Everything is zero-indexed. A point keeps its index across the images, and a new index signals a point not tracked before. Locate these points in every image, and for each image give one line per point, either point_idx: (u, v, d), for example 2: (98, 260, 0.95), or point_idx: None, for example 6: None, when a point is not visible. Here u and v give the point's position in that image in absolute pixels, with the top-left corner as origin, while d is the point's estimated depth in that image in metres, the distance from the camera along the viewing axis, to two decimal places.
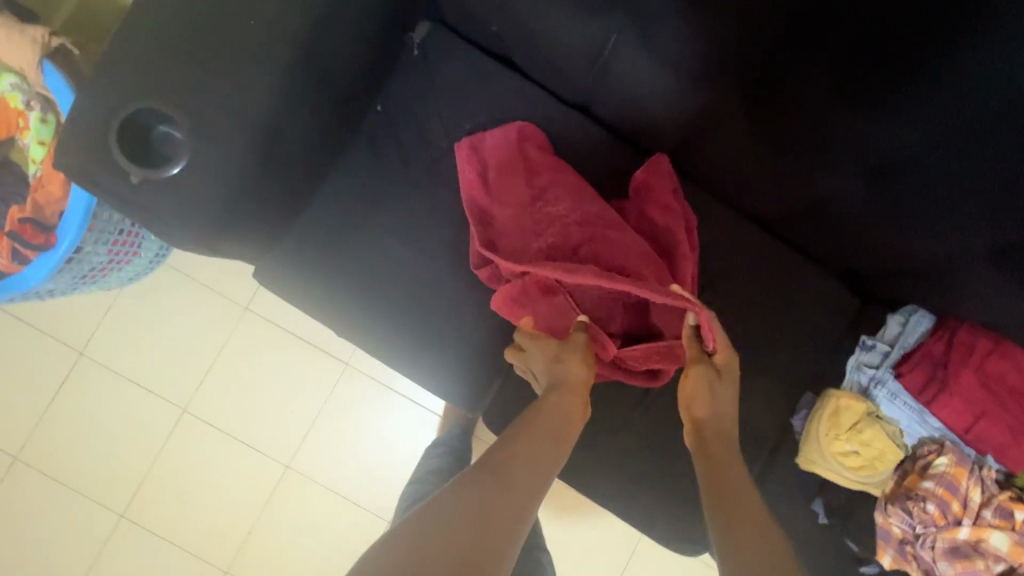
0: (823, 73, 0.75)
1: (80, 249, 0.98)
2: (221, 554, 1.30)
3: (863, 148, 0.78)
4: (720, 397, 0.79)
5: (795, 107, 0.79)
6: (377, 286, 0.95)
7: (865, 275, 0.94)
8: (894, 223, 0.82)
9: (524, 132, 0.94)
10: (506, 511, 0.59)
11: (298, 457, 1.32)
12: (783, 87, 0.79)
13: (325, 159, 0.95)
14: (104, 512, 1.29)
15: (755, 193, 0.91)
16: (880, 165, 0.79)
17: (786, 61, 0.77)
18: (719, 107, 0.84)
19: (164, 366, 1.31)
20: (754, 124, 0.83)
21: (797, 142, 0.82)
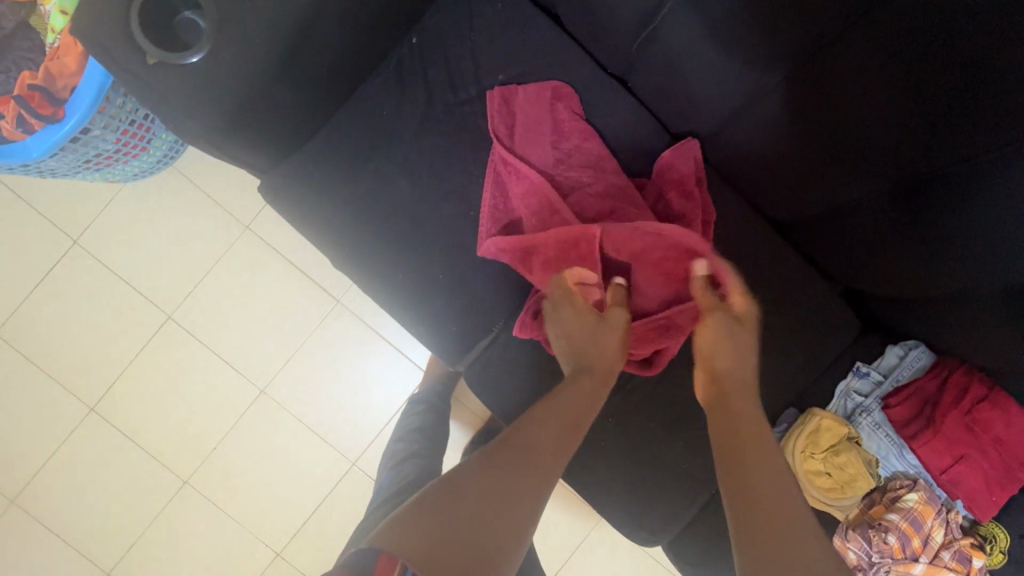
0: (865, 71, 0.71)
1: (88, 130, 0.96)
2: (183, 464, 1.31)
3: (899, 163, 0.73)
4: (743, 340, 0.74)
5: (830, 103, 0.75)
6: (380, 221, 0.93)
7: (876, 299, 0.91)
8: (913, 245, 0.77)
9: (559, 92, 0.92)
10: (530, 482, 0.59)
11: (274, 383, 1.31)
12: (824, 79, 0.75)
13: (350, 82, 0.92)
14: (75, 403, 1.29)
15: (782, 189, 0.90)
16: (916, 183, 0.73)
17: (833, 52, 0.73)
18: (763, 89, 0.82)
19: (156, 269, 1.30)
20: (791, 114, 0.80)
21: (825, 141, 0.78)
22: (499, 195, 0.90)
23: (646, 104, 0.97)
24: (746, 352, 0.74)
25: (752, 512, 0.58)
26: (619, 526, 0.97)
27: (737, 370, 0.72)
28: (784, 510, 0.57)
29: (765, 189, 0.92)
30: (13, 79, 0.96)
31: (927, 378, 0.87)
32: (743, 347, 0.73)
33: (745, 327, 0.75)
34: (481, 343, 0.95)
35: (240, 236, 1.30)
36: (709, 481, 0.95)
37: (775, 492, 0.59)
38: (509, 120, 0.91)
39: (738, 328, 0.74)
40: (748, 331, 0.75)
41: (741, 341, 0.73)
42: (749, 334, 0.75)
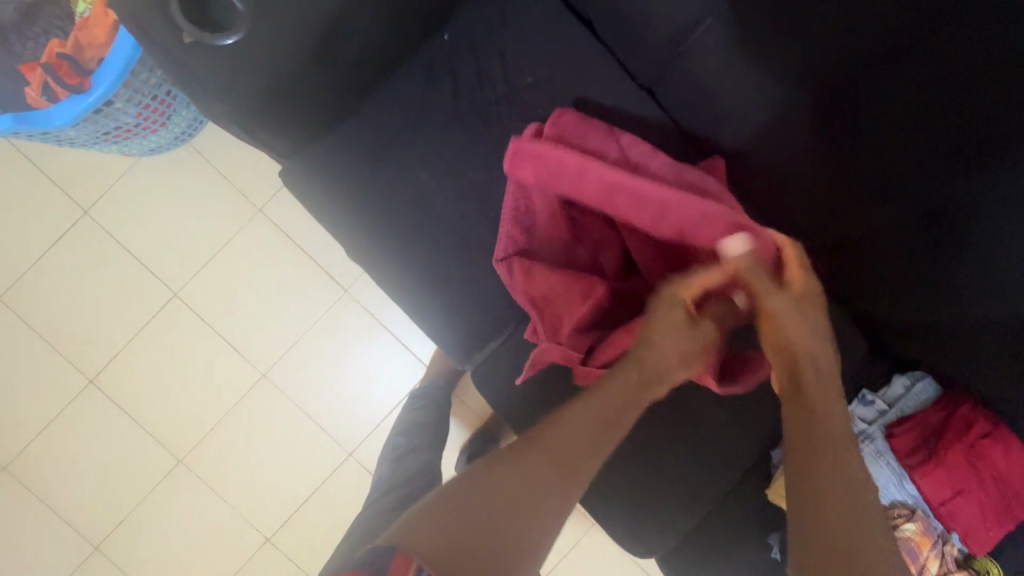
0: (899, 105, 0.71)
1: (111, 102, 0.96)
2: (179, 443, 1.30)
3: (923, 196, 0.73)
4: (811, 324, 0.70)
5: (863, 133, 0.75)
6: (399, 214, 0.93)
7: (885, 328, 0.91)
8: (932, 280, 0.77)
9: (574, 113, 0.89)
10: (544, 497, 0.63)
11: (275, 368, 1.31)
12: (858, 109, 0.75)
13: (378, 74, 0.91)
14: (74, 375, 1.28)
15: (801, 214, 0.89)
16: (938, 218, 0.74)
17: (870, 83, 0.72)
18: (790, 115, 0.81)
19: (165, 246, 1.29)
20: (819, 141, 0.80)
21: (855, 171, 0.78)
22: (517, 209, 0.89)
23: (672, 117, 0.98)
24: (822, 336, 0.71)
25: (822, 523, 0.62)
26: (614, 535, 0.97)
27: (812, 360, 0.70)
28: (850, 516, 0.62)
29: (781, 214, 0.93)
30: (39, 45, 0.95)
31: (932, 410, 0.88)
32: (810, 331, 0.70)
33: (815, 308, 0.72)
34: (492, 345, 0.95)
35: (252, 218, 1.29)
36: (708, 497, 0.96)
37: (857, 506, 0.63)
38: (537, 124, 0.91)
39: (800, 308, 0.70)
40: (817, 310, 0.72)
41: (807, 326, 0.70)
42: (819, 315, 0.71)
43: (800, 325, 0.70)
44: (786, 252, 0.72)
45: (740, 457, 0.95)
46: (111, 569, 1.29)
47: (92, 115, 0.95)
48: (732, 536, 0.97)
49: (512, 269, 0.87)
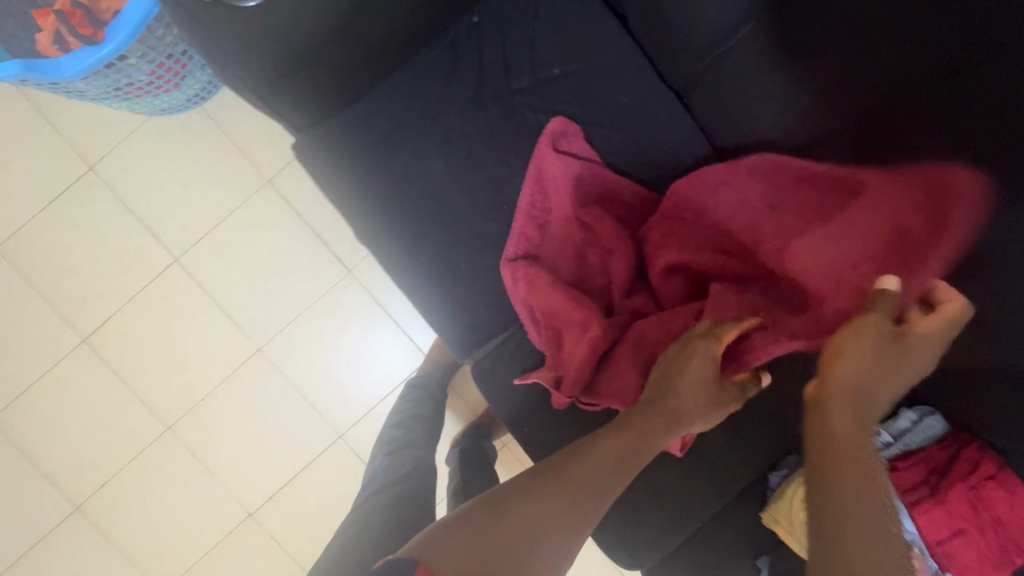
0: (935, 140, 0.72)
1: (124, 56, 0.93)
2: (169, 410, 1.28)
3: (942, 232, 0.72)
4: (913, 365, 0.70)
5: (898, 165, 0.76)
6: (410, 200, 0.91)
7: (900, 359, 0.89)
8: (953, 318, 0.76)
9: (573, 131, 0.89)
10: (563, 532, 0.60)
11: (271, 343, 1.29)
12: (894, 141, 0.76)
13: (401, 50, 0.89)
14: (67, 332, 1.26)
15: None
16: (959, 241, 0.72)
17: (907, 117, 0.75)
18: (827, 137, 0.82)
19: (169, 210, 1.27)
20: (852, 169, 0.80)
21: (884, 202, 0.77)
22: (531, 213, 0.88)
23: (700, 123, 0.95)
24: (892, 384, 0.69)
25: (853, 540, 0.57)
26: (602, 544, 0.96)
27: (880, 389, 0.68)
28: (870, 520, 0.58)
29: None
30: None
31: (938, 447, 0.85)
32: (904, 367, 0.69)
33: (917, 344, 0.69)
34: (494, 340, 0.93)
35: (260, 190, 1.27)
36: (701, 514, 0.94)
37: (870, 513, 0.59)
38: (561, 119, 0.89)
39: (914, 353, 0.69)
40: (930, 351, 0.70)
41: (910, 373, 0.70)
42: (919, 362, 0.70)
43: (898, 369, 0.69)
44: (934, 326, 0.70)
45: (738, 476, 0.94)
46: (91, 531, 1.28)
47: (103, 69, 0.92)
48: (722, 556, 0.95)
49: (518, 275, 0.86)
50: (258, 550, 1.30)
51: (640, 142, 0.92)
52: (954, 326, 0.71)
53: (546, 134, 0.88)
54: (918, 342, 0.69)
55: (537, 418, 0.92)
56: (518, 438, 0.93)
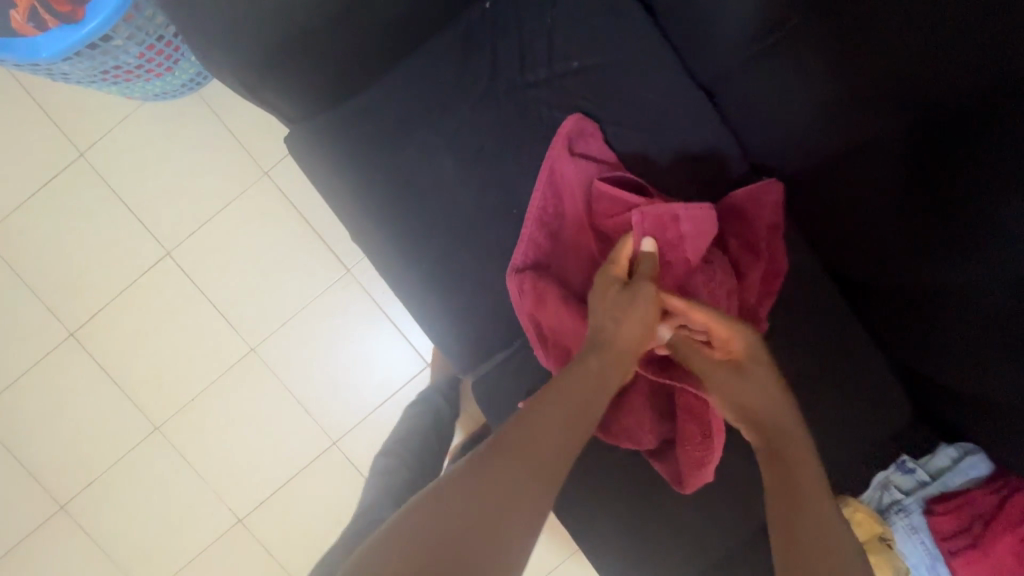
0: (994, 146, 0.58)
1: (109, 37, 0.86)
2: (158, 410, 1.23)
3: (1001, 255, 0.61)
4: (751, 395, 0.70)
5: (952, 174, 0.63)
6: (412, 200, 0.84)
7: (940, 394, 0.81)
8: (1010, 359, 0.64)
9: (591, 131, 0.81)
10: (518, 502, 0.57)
11: (265, 344, 1.23)
12: (951, 145, 0.62)
13: (408, 38, 0.81)
14: (55, 325, 1.21)
15: (869, 257, 0.78)
16: (985, 264, 0.63)
17: (953, 118, 0.61)
18: (871, 138, 0.69)
19: (161, 201, 1.21)
20: (902, 175, 0.68)
21: (937, 218, 0.66)
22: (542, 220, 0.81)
23: (729, 125, 0.87)
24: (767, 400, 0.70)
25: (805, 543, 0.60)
26: None
27: (762, 403, 0.70)
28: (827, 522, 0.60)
29: (840, 251, 0.83)
30: None
31: (983, 490, 0.77)
32: (757, 393, 0.70)
33: (751, 364, 0.71)
34: (497, 356, 0.87)
35: (257, 182, 1.21)
36: (715, 550, 0.87)
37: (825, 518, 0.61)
38: (579, 117, 0.81)
39: (747, 377, 0.71)
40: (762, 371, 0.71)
41: (762, 391, 0.70)
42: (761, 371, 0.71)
43: (748, 385, 0.71)
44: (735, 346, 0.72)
45: (756, 511, 0.87)
46: (75, 530, 1.24)
47: (86, 50, 0.86)
48: None
49: (523, 287, 0.79)
50: (245, 558, 1.25)
51: (664, 145, 0.84)
52: (741, 335, 0.71)
53: (559, 134, 0.81)
54: (734, 377, 0.71)
55: None
56: None
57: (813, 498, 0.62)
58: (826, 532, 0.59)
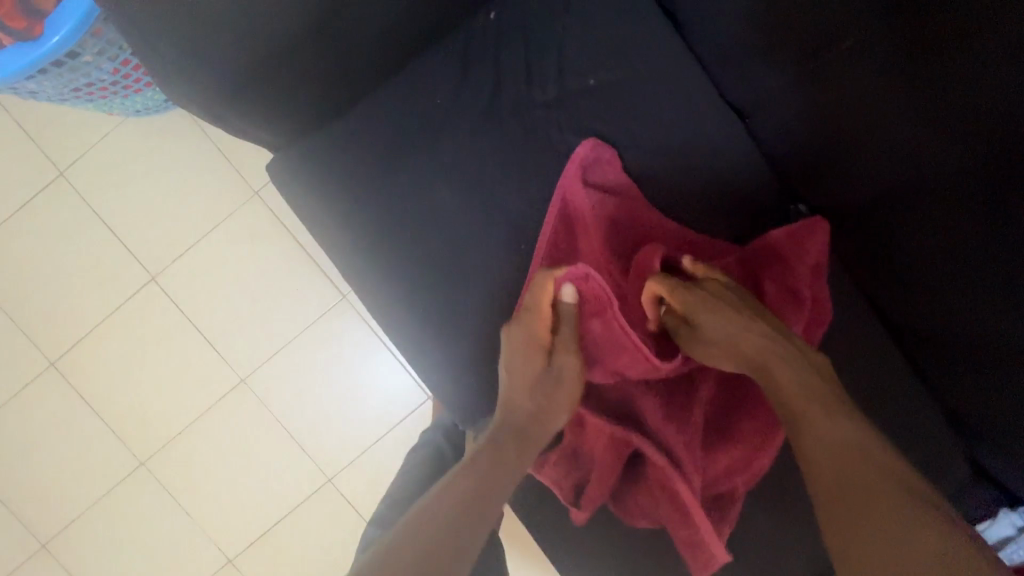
0: None
1: (77, 53, 0.78)
2: (143, 444, 1.16)
3: None
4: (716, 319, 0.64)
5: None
6: (407, 232, 0.75)
7: (999, 460, 0.71)
8: None
9: (608, 159, 0.73)
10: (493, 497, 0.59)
11: (256, 374, 1.16)
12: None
13: (402, 53, 0.73)
14: (34, 354, 1.14)
15: (932, 303, 0.69)
16: (1002, 290, 0.60)
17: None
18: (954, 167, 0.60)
19: (145, 223, 1.13)
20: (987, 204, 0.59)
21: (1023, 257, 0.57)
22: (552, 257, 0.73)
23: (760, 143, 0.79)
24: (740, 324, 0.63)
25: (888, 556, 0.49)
26: None
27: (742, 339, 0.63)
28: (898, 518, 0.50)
29: (890, 288, 0.74)
30: None
31: None
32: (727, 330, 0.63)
33: (719, 306, 0.64)
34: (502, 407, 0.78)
35: (246, 203, 1.13)
36: None
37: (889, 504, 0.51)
38: (595, 142, 0.73)
39: (717, 297, 0.65)
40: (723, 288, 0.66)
41: (726, 312, 0.63)
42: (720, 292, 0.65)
43: (702, 311, 0.64)
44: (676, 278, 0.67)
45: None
46: (57, 571, 1.17)
47: (51, 69, 0.78)
48: None
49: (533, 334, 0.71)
50: None
51: (688, 172, 0.75)
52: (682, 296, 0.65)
53: (573, 161, 0.73)
54: (683, 293, 0.65)
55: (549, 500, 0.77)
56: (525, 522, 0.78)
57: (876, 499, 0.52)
58: (903, 533, 0.49)
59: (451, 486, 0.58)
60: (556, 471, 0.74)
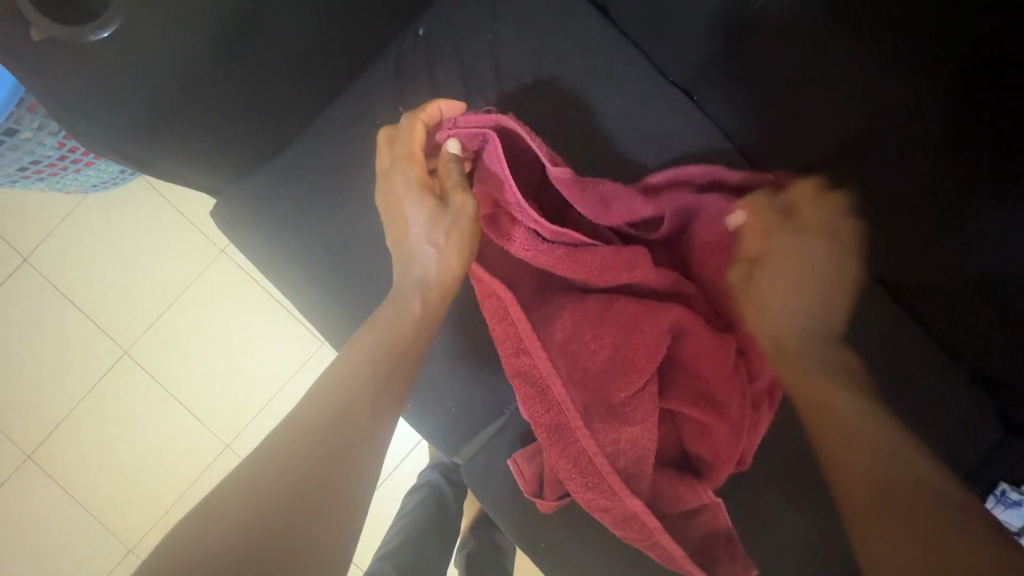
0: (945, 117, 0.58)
1: (16, 131, 0.77)
2: (130, 529, 1.10)
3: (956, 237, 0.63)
4: (799, 278, 0.66)
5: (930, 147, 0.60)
6: (364, 259, 0.74)
7: (1016, 388, 0.69)
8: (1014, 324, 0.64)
9: (474, 125, 0.62)
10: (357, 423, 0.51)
11: (241, 438, 1.11)
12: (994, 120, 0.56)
13: (338, 81, 0.74)
14: (10, 449, 1.09)
15: (901, 261, 0.69)
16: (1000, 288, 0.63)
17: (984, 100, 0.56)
18: (914, 112, 0.60)
19: (112, 296, 1.11)
20: (958, 133, 0.58)
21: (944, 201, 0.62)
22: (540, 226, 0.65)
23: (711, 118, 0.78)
24: (798, 300, 0.66)
25: (865, 514, 0.54)
26: None
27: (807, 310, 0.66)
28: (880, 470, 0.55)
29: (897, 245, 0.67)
30: None
31: None
32: (795, 283, 0.66)
33: (784, 266, 0.66)
34: (489, 426, 0.74)
35: (213, 261, 1.11)
36: None
37: (859, 440, 0.58)
38: (448, 104, 0.64)
39: (772, 266, 0.66)
40: (789, 268, 0.66)
41: (783, 277, 0.66)
42: (801, 261, 0.66)
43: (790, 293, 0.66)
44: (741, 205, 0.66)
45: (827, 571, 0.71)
46: None
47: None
48: None
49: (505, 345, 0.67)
50: None
51: (639, 160, 0.74)
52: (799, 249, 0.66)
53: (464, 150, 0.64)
54: (761, 272, 0.66)
55: (551, 525, 0.71)
56: (527, 550, 0.72)
57: (831, 402, 0.62)
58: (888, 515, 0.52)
59: (348, 354, 0.57)
60: (529, 486, 0.69)
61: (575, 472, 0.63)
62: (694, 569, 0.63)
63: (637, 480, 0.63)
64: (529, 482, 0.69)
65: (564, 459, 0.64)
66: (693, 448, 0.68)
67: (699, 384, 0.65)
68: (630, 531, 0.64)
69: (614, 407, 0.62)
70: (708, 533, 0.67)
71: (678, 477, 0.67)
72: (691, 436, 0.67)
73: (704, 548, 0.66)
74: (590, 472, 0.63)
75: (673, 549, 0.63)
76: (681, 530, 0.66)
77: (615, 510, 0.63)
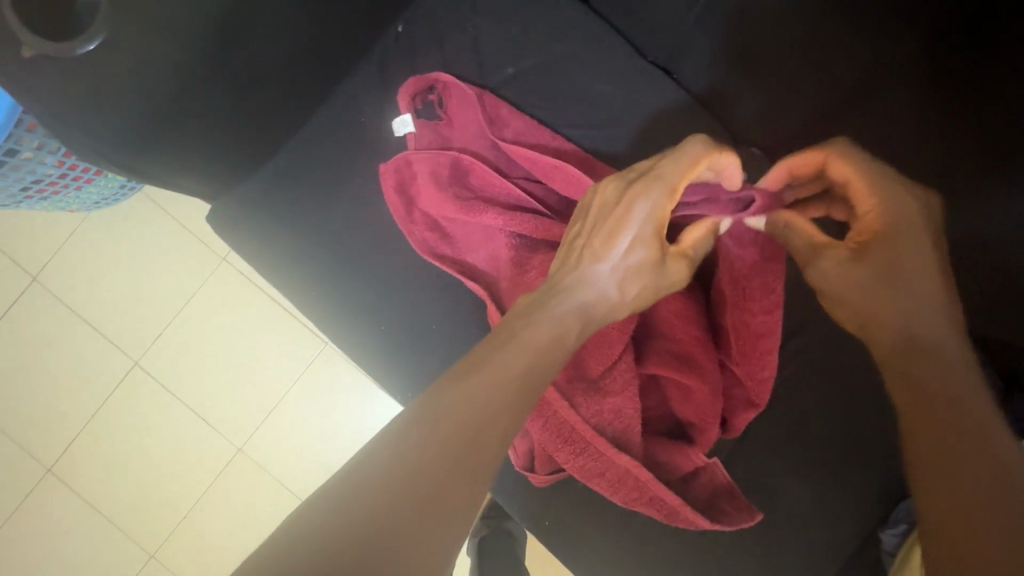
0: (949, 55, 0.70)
1: (18, 152, 0.79)
2: (151, 535, 1.13)
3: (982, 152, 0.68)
4: (913, 275, 0.48)
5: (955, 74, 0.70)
6: (359, 255, 0.76)
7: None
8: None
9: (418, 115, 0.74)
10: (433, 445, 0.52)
11: (252, 441, 1.13)
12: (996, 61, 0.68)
13: (324, 83, 0.75)
14: (30, 463, 1.12)
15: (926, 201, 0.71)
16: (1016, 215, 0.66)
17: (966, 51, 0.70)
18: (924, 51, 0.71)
19: (120, 309, 1.13)
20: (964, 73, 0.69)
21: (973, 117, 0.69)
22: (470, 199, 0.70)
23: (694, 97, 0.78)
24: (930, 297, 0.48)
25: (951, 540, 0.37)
26: None
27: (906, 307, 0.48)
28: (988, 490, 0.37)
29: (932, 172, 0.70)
30: None
31: None
32: (912, 282, 0.48)
33: (873, 256, 0.49)
34: None
35: (216, 269, 1.13)
36: None
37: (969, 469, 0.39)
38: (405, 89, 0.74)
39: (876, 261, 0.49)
40: (917, 259, 0.48)
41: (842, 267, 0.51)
42: (910, 258, 0.49)
43: (861, 285, 0.50)
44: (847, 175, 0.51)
45: (833, 535, 0.71)
46: None
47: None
48: None
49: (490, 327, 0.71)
50: None
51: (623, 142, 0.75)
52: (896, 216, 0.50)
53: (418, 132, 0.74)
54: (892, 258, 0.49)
55: (557, 503, 0.73)
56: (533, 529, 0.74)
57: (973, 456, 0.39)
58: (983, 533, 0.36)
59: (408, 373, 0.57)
60: (524, 462, 0.71)
61: (563, 443, 0.65)
62: (696, 520, 0.66)
63: (628, 446, 0.64)
64: (523, 459, 0.71)
65: (548, 431, 0.66)
66: (681, 413, 0.68)
67: (674, 348, 0.66)
68: (626, 492, 0.66)
69: (592, 381, 0.64)
70: (711, 492, 0.68)
71: (670, 441, 0.69)
72: (678, 402, 0.68)
73: (708, 505, 0.68)
74: (576, 438, 0.65)
75: (672, 500, 0.65)
76: (681, 490, 0.68)
77: (609, 473, 0.66)
